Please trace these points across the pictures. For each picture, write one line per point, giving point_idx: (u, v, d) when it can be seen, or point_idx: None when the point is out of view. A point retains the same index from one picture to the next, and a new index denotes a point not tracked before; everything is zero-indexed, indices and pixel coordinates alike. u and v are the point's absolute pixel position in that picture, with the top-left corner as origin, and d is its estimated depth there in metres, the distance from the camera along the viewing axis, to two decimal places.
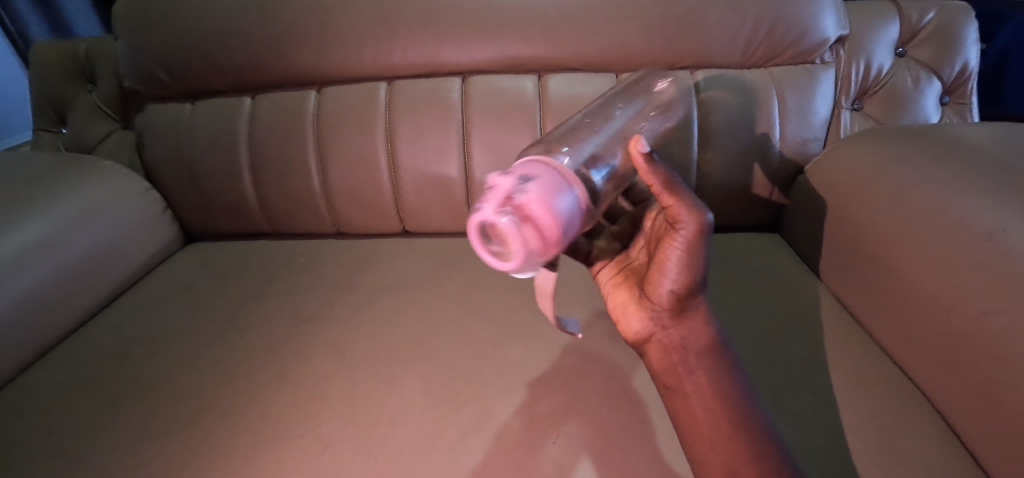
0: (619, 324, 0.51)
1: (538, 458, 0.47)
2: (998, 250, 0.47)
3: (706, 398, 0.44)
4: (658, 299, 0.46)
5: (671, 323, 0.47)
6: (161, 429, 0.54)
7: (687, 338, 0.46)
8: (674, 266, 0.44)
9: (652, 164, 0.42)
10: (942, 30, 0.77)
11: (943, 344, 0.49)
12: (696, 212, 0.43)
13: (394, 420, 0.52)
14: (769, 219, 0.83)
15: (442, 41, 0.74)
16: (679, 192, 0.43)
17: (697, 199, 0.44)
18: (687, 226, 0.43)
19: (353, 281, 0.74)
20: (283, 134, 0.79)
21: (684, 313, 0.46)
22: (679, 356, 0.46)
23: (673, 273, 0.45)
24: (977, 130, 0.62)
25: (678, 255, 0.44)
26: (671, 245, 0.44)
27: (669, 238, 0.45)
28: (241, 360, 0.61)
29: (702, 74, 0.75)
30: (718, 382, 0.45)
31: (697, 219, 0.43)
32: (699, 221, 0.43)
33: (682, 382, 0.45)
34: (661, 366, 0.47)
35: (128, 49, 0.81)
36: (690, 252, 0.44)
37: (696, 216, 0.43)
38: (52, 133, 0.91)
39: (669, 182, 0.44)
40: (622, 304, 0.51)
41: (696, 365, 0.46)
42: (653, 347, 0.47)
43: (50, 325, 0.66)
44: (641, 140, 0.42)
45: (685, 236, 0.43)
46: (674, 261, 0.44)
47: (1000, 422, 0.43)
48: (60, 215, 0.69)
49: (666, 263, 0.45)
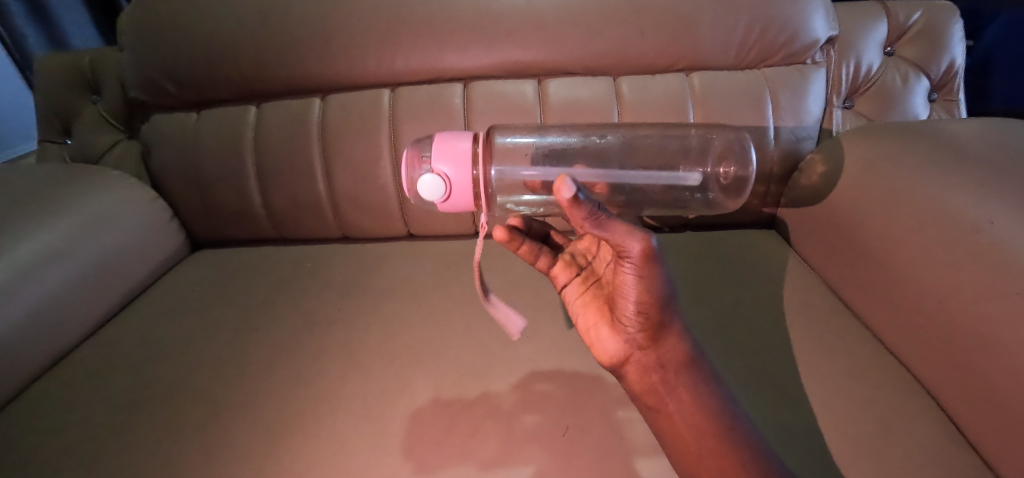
0: (593, 348, 0.49)
1: (549, 451, 0.49)
2: (987, 240, 0.49)
3: (690, 418, 0.44)
4: (627, 321, 0.46)
5: (646, 344, 0.46)
6: (182, 432, 0.55)
7: (662, 358, 0.46)
8: (631, 290, 0.44)
9: (578, 207, 0.38)
10: (929, 30, 0.79)
11: (938, 334, 0.51)
12: (640, 237, 0.42)
13: (409, 417, 0.54)
14: (765, 215, 0.84)
15: (444, 47, 0.75)
16: (613, 223, 0.41)
17: (630, 222, 0.43)
18: (634, 253, 0.43)
19: (361, 284, 0.75)
20: (289, 143, 0.80)
21: (657, 334, 0.46)
22: (658, 376, 0.46)
23: (632, 297, 0.44)
24: (963, 125, 0.65)
25: (632, 280, 0.44)
26: (623, 271, 0.44)
27: (619, 264, 0.45)
28: (253, 363, 0.63)
29: (698, 76, 0.77)
30: (701, 397, 0.45)
31: (642, 243, 0.42)
32: (644, 245, 0.42)
33: (664, 401, 0.45)
34: (641, 387, 0.46)
35: (134, 61, 0.82)
36: (643, 276, 0.44)
37: (643, 239, 0.42)
38: (57, 145, 0.92)
39: (597, 221, 0.40)
40: (594, 325, 0.50)
41: (677, 383, 0.46)
42: (632, 368, 0.47)
43: (64, 334, 0.68)
44: (566, 185, 0.37)
45: (634, 263, 0.43)
46: (630, 286, 0.44)
47: (993, 405, 0.45)
48: (72, 224, 0.71)
49: (624, 287, 0.45)
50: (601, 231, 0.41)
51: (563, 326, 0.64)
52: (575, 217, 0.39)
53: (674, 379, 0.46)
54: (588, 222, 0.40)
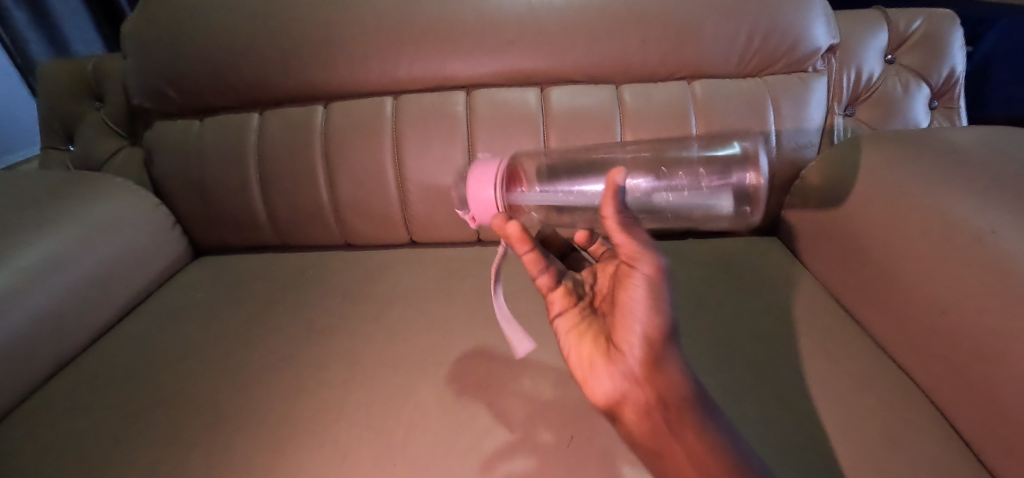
0: (587, 387, 0.45)
1: (552, 461, 0.48)
2: (990, 248, 0.49)
3: (702, 461, 0.41)
4: (627, 351, 0.42)
5: (646, 381, 0.42)
6: (183, 442, 0.55)
7: (666, 397, 0.42)
8: (639, 307, 0.42)
9: (621, 195, 0.41)
10: (929, 38, 0.80)
11: (941, 342, 0.51)
12: (654, 252, 0.43)
13: (412, 427, 0.53)
14: (767, 222, 0.84)
15: (447, 55, 0.75)
16: (640, 231, 0.42)
17: (651, 239, 0.43)
18: (646, 268, 0.42)
19: (364, 291, 0.76)
20: (292, 150, 0.80)
21: (659, 369, 0.42)
22: (661, 418, 0.41)
23: (639, 316, 0.42)
24: (965, 134, 0.65)
25: (642, 295, 0.42)
26: (632, 285, 0.43)
27: (627, 278, 0.44)
28: (255, 372, 0.63)
29: (700, 84, 0.77)
30: (709, 439, 0.41)
31: (653, 258, 0.42)
32: (655, 262, 0.42)
33: (670, 446, 0.41)
34: (643, 431, 0.42)
35: (138, 68, 0.82)
36: (651, 294, 0.43)
37: (656, 257, 0.43)
38: (60, 151, 0.93)
39: (627, 222, 0.42)
40: (588, 359, 0.46)
41: (683, 426, 0.41)
42: (630, 407, 0.42)
43: (66, 341, 0.68)
44: (619, 171, 0.41)
45: (644, 275, 0.42)
46: (637, 302, 0.43)
47: (994, 413, 0.45)
48: (76, 231, 0.71)
49: (630, 308, 0.43)
50: (631, 234, 0.42)
51: None
52: (609, 208, 0.42)
53: (679, 408, 0.42)
54: (621, 218, 0.42)
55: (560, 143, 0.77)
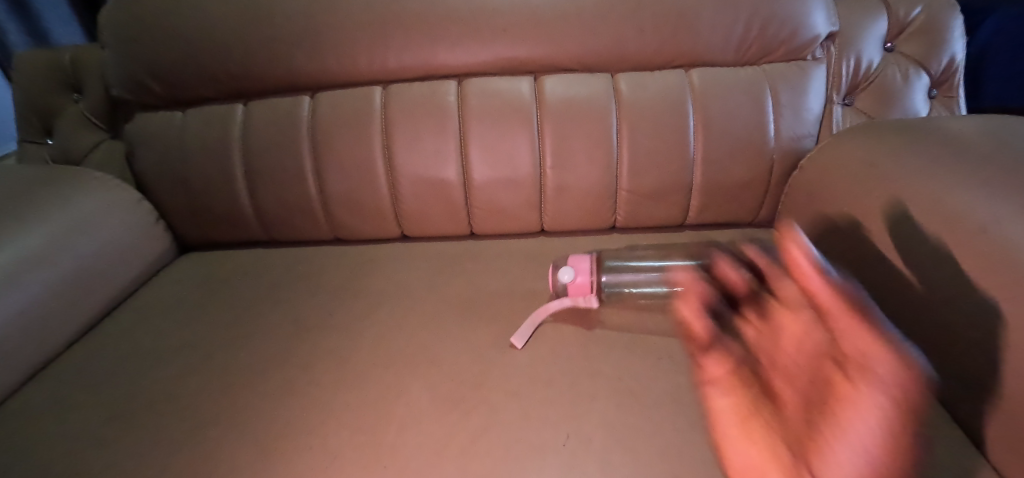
0: None
1: (548, 460, 0.47)
2: (993, 237, 0.47)
3: None
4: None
5: None
6: (167, 445, 0.53)
7: None
8: (862, 446, 0.37)
9: (816, 271, 0.50)
10: (930, 25, 0.78)
11: (944, 333, 0.50)
12: (908, 364, 0.40)
13: (404, 426, 0.52)
14: (764, 214, 0.83)
15: (438, 44, 0.73)
16: (890, 346, 0.41)
17: (912, 352, 0.41)
18: (885, 379, 0.40)
19: (354, 287, 0.74)
20: (278, 143, 0.78)
21: None
22: None
23: (863, 451, 0.37)
24: (965, 124, 0.64)
25: (869, 432, 0.37)
26: (858, 410, 0.39)
27: (844, 395, 0.41)
28: (242, 372, 0.61)
29: (697, 73, 0.76)
30: None
31: (913, 371, 0.40)
32: (913, 377, 0.40)
33: None
34: None
35: (116, 58, 0.79)
36: (907, 418, 0.38)
37: (903, 363, 0.40)
38: (37, 145, 0.89)
39: (883, 337, 0.43)
40: (763, 465, 0.41)
41: None
42: None
43: (45, 341, 0.65)
44: (807, 245, 0.52)
45: (885, 387, 0.40)
46: (861, 437, 0.37)
47: (999, 406, 0.44)
48: (54, 227, 0.68)
49: (849, 429, 0.38)
50: (876, 339, 0.42)
51: (559, 331, 0.62)
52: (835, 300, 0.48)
53: None
54: (835, 306, 0.48)
55: (555, 134, 0.75)
